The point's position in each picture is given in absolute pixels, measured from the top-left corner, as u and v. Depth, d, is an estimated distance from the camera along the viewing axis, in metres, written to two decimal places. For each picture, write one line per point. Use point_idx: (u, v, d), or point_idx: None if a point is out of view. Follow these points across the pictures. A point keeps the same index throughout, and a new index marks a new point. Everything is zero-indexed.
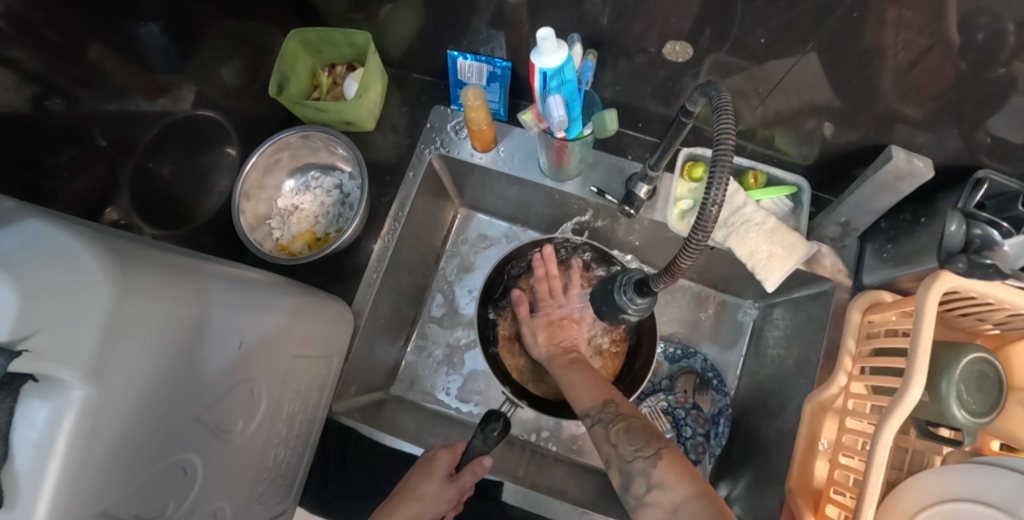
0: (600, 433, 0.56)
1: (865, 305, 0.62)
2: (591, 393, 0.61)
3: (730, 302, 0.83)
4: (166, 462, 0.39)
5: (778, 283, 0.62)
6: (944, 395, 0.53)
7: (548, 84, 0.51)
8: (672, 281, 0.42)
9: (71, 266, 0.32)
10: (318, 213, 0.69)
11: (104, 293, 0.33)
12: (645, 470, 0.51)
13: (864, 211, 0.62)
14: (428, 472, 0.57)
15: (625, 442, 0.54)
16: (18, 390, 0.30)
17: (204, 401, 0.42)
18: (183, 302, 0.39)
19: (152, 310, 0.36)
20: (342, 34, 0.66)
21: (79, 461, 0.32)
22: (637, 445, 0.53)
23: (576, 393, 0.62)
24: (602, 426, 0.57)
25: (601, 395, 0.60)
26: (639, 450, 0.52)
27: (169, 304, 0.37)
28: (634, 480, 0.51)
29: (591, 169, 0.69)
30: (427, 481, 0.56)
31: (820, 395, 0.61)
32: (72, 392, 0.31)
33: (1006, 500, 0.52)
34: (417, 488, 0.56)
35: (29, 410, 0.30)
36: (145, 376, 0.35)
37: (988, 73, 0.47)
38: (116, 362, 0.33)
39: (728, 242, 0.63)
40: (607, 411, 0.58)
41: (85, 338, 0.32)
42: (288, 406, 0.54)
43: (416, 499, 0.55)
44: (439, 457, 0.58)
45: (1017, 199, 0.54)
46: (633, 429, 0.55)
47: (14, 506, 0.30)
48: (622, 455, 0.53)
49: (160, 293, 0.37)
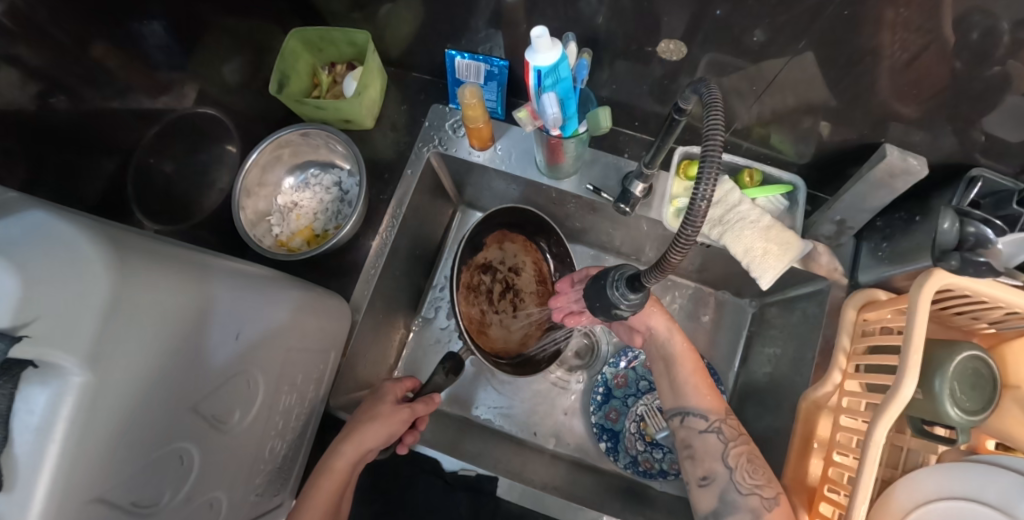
0: (716, 446, 0.60)
1: (859, 303, 0.62)
2: (709, 401, 0.62)
3: (728, 301, 0.83)
4: (164, 450, 0.40)
5: (773, 280, 0.62)
6: (938, 393, 0.53)
7: (543, 82, 0.52)
8: (663, 276, 0.43)
9: (74, 256, 0.33)
10: (317, 210, 0.69)
11: (103, 282, 0.33)
12: (757, 508, 0.55)
13: (860, 210, 0.61)
14: (377, 399, 0.61)
15: (747, 472, 0.57)
16: (19, 375, 0.31)
17: (202, 391, 0.43)
18: (181, 291, 0.39)
19: (150, 299, 0.36)
20: (342, 33, 0.66)
21: (77, 445, 0.32)
22: (758, 481, 0.57)
23: (689, 392, 0.63)
24: (725, 442, 0.59)
25: (719, 404, 0.62)
26: (760, 487, 0.56)
27: (168, 295, 0.38)
28: (736, 511, 0.56)
29: (588, 166, 0.69)
30: (378, 405, 0.60)
31: (814, 393, 0.62)
32: (71, 377, 0.31)
33: (1003, 501, 0.52)
34: (370, 411, 0.59)
35: (30, 395, 0.31)
36: (143, 364, 0.36)
37: (982, 71, 0.47)
38: (115, 350, 0.34)
39: (723, 239, 0.63)
40: (720, 425, 0.61)
41: (85, 323, 0.32)
42: (284, 399, 0.54)
43: (373, 420, 0.57)
44: (387, 388, 0.63)
45: (1012, 198, 0.55)
46: (755, 461, 0.58)
47: (13, 490, 0.31)
48: (737, 484, 0.57)
49: (159, 281, 0.37)
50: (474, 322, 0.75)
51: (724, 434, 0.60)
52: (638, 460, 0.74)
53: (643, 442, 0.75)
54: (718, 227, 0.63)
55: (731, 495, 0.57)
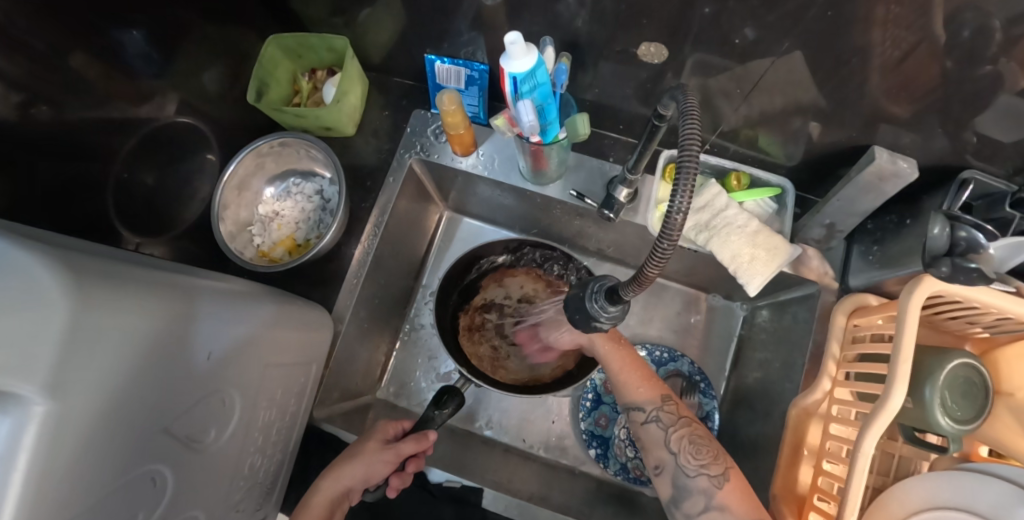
0: (659, 435, 0.59)
1: (850, 308, 0.61)
2: (646, 390, 0.62)
3: (719, 305, 0.82)
4: (135, 472, 0.39)
5: (761, 286, 0.61)
6: (928, 402, 0.52)
7: (520, 89, 0.50)
8: (642, 289, 0.42)
9: (32, 283, 0.32)
10: (299, 219, 0.68)
11: (62, 309, 0.33)
12: (706, 490, 0.55)
13: (849, 213, 0.60)
14: (368, 436, 0.59)
15: (690, 454, 0.57)
16: None
17: (175, 411, 0.42)
18: (147, 312, 0.39)
19: (114, 323, 0.36)
20: (321, 39, 0.65)
21: (42, 474, 0.32)
22: (703, 460, 0.56)
23: (625, 385, 0.63)
24: (664, 427, 0.59)
25: (657, 391, 0.62)
26: (706, 467, 0.55)
27: (132, 316, 0.37)
28: (689, 496, 0.55)
29: (572, 171, 0.68)
30: (367, 442, 0.58)
31: (804, 400, 0.61)
32: (32, 406, 0.31)
33: (993, 508, 0.51)
34: (356, 447, 0.57)
35: None
36: (108, 387, 0.35)
37: (974, 70, 0.46)
38: (77, 377, 0.33)
39: (710, 245, 0.61)
40: (659, 413, 0.60)
41: (43, 351, 0.31)
42: (263, 414, 0.54)
43: (352, 460, 0.56)
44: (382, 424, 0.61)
45: (1004, 200, 0.54)
46: (697, 439, 0.58)
47: None
48: (684, 467, 0.57)
49: (121, 304, 0.37)
50: (487, 359, 0.74)
51: (665, 420, 0.60)
52: (628, 466, 0.74)
53: (631, 449, 0.74)
54: (705, 233, 0.61)
55: (682, 479, 0.56)
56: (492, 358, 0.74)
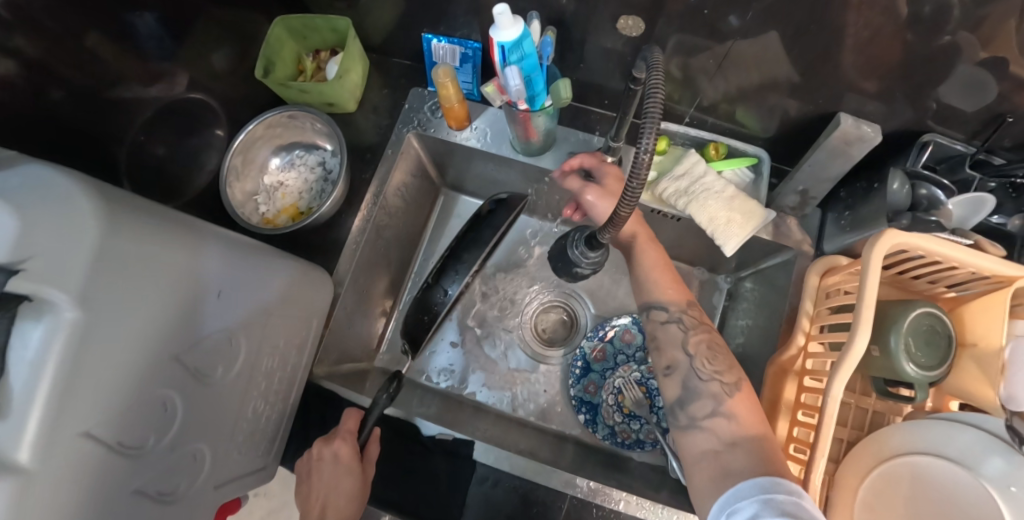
0: (677, 335, 0.60)
1: (822, 269, 0.64)
2: (670, 292, 0.63)
3: (704, 277, 0.85)
4: (150, 396, 0.42)
5: (737, 248, 0.64)
6: (892, 351, 0.54)
7: (508, 58, 0.54)
8: (616, 231, 0.45)
9: (69, 205, 0.35)
10: (302, 189, 0.73)
11: (92, 230, 0.35)
12: (717, 395, 0.56)
13: (821, 179, 0.63)
14: (336, 464, 0.59)
15: (705, 360, 0.58)
16: (16, 308, 0.33)
17: (189, 342, 0.45)
18: (165, 244, 0.42)
19: (137, 251, 0.39)
20: (324, 20, 0.69)
21: (67, 378, 0.34)
22: (717, 368, 0.57)
23: (650, 285, 0.64)
24: (683, 330, 0.60)
25: (683, 295, 0.63)
26: (720, 373, 0.57)
27: (151, 246, 0.40)
28: (696, 401, 0.56)
29: (559, 144, 0.72)
30: (345, 476, 0.58)
31: (780, 357, 0.64)
32: (63, 313, 0.34)
33: (963, 455, 0.53)
34: (341, 489, 0.57)
35: (25, 330, 0.33)
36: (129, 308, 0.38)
37: (935, 42, 0.49)
38: (104, 292, 0.36)
39: (688, 209, 0.65)
40: (681, 314, 0.61)
41: (76, 264, 0.34)
42: (266, 361, 0.57)
43: (348, 500, 0.57)
44: (343, 450, 0.59)
45: (964, 162, 0.59)
46: (716, 345, 0.59)
47: (8, 418, 0.33)
48: (697, 371, 0.58)
49: (144, 233, 0.40)
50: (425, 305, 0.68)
51: (685, 323, 0.61)
52: (616, 431, 0.76)
53: (618, 412, 0.78)
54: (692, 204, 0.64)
55: (693, 382, 0.57)
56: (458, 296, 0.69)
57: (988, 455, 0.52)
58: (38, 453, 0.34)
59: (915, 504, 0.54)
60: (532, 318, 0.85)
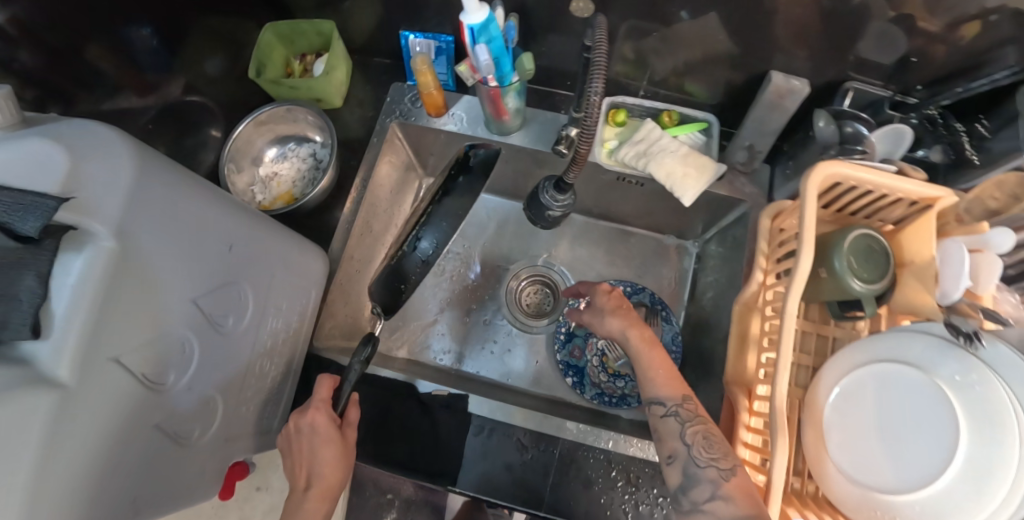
0: (674, 428, 0.58)
1: (772, 213, 0.69)
2: (667, 388, 0.61)
3: (675, 242, 0.92)
4: (169, 333, 0.46)
5: (694, 198, 0.71)
6: (838, 270, 0.60)
7: (477, 40, 0.62)
8: (579, 169, 0.53)
9: (106, 148, 0.40)
10: (295, 178, 0.78)
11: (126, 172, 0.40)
12: (714, 479, 0.53)
13: (764, 134, 0.71)
14: (318, 436, 0.59)
15: (703, 447, 0.56)
16: (63, 237, 0.38)
17: (203, 289, 0.49)
18: (184, 195, 0.46)
19: (162, 196, 0.44)
20: (311, 24, 0.76)
21: (103, 302, 0.39)
22: (714, 454, 0.55)
23: (649, 380, 0.62)
24: (679, 421, 0.58)
25: (679, 389, 0.61)
26: (716, 460, 0.54)
27: (173, 194, 0.45)
28: (696, 485, 0.54)
29: (529, 123, 0.79)
30: (328, 447, 0.58)
31: (745, 295, 0.70)
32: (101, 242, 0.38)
33: (921, 359, 0.55)
34: (327, 461, 0.58)
35: (66, 259, 0.38)
36: (153, 246, 0.43)
37: (847, 3, 0.57)
38: (134, 228, 0.41)
39: (648, 168, 0.71)
40: (677, 409, 0.59)
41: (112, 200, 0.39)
42: (271, 321, 0.61)
43: (338, 468, 0.59)
44: (321, 425, 0.59)
45: (884, 104, 0.68)
46: (710, 436, 0.56)
47: (51, 335, 0.37)
48: (695, 459, 0.55)
49: (168, 182, 0.45)
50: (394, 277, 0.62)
51: (682, 416, 0.59)
52: (603, 390, 0.81)
53: (603, 374, 0.82)
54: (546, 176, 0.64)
55: (693, 471, 0.55)
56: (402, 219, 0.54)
57: (941, 355, 0.54)
58: (76, 371, 0.38)
59: (883, 415, 0.55)
60: (516, 293, 0.90)
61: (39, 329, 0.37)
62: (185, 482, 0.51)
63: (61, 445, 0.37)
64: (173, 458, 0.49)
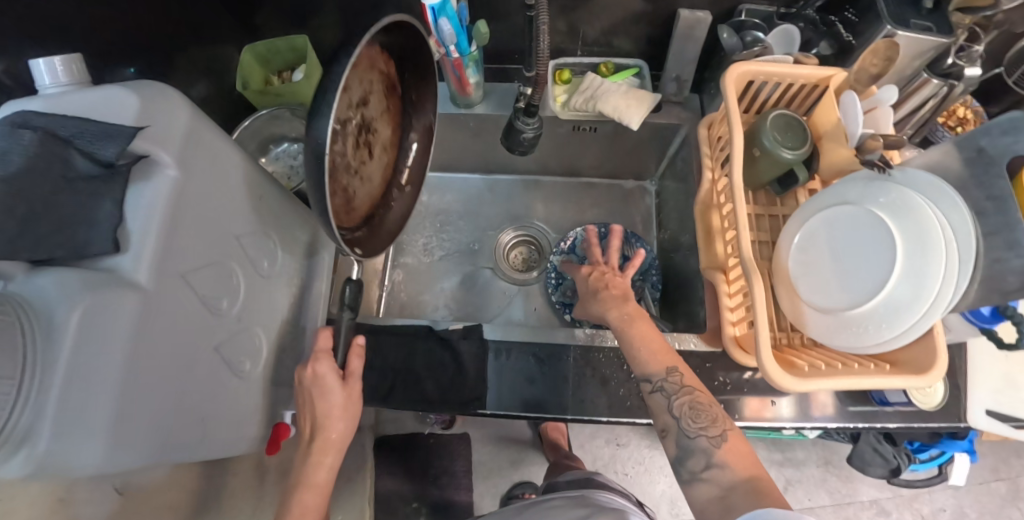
0: (661, 402, 0.61)
1: (706, 123, 0.82)
2: (661, 359, 0.63)
3: (635, 184, 1.03)
4: (218, 265, 0.52)
5: (641, 122, 0.82)
6: (769, 148, 0.71)
7: (438, 17, 0.70)
8: (540, 90, 0.63)
9: (167, 91, 0.46)
10: (290, 173, 0.87)
11: (185, 112, 0.47)
12: (706, 449, 0.57)
13: (686, 63, 0.84)
14: (323, 388, 0.63)
15: (690, 418, 0.59)
16: (134, 164, 0.43)
17: (243, 228, 0.56)
18: (228, 143, 0.53)
19: (213, 140, 0.50)
20: (284, 40, 0.86)
21: (170, 223, 0.45)
22: (702, 424, 0.58)
23: (636, 356, 0.64)
24: (666, 395, 0.61)
25: (666, 363, 0.63)
26: (704, 429, 0.58)
27: (221, 140, 0.52)
28: (691, 456, 0.57)
29: (489, 94, 0.89)
30: (330, 396, 0.63)
31: (701, 195, 0.80)
32: (166, 172, 0.45)
33: (859, 197, 0.66)
34: (326, 408, 0.63)
35: (136, 187, 0.43)
36: (206, 183, 0.49)
37: None
38: (193, 163, 0.47)
39: (597, 108, 0.83)
40: (664, 383, 0.62)
41: (177, 136, 0.46)
42: (289, 271, 0.67)
43: (337, 417, 0.64)
44: (325, 377, 0.64)
45: (773, 16, 0.82)
46: (697, 405, 0.59)
47: (131, 249, 0.42)
48: (685, 430, 0.59)
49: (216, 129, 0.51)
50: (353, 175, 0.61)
51: (667, 389, 0.61)
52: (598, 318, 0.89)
53: None
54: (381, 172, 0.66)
55: (683, 441, 0.58)
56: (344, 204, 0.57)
57: (873, 188, 0.65)
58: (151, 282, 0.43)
59: (834, 251, 0.66)
60: (504, 253, 0.98)
61: (119, 244, 0.42)
62: (242, 410, 0.57)
63: (145, 344, 0.42)
64: (225, 383, 0.53)
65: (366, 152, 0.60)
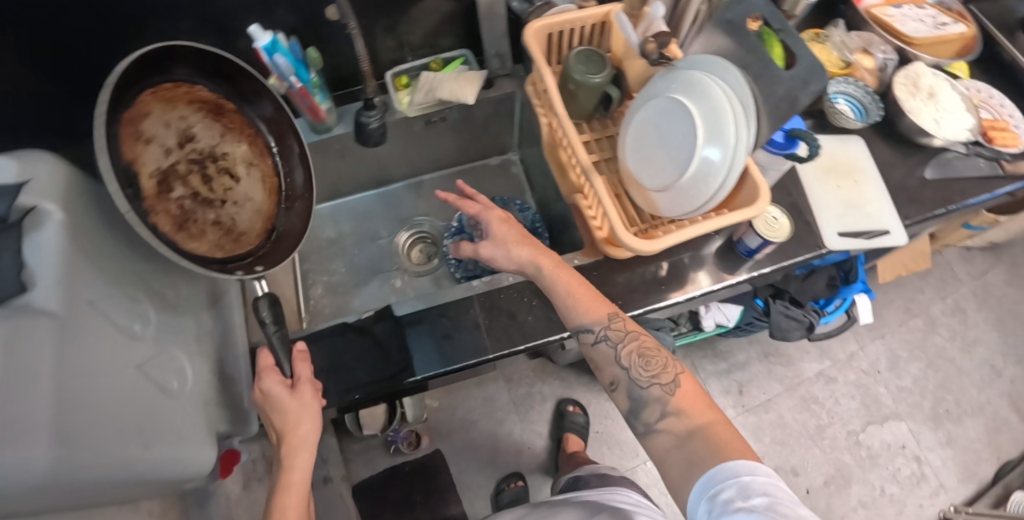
0: (609, 352, 0.68)
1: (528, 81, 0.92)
2: (596, 314, 0.69)
3: (502, 158, 1.14)
4: (120, 299, 0.55)
5: (475, 95, 0.93)
6: (580, 79, 0.81)
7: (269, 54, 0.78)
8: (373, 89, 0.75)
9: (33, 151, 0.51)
10: None
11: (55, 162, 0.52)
12: (660, 397, 0.64)
13: (501, 41, 0.94)
14: (279, 405, 0.64)
15: (642, 367, 0.66)
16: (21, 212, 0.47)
17: (136, 266, 0.61)
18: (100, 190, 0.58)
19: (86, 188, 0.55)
20: None
21: (67, 259, 0.49)
22: (654, 371, 0.66)
23: (576, 309, 0.70)
24: (612, 344, 0.68)
25: (602, 313, 0.69)
26: (657, 378, 0.65)
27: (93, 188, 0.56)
28: (648, 405, 0.64)
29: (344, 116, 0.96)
30: (287, 402, 0.65)
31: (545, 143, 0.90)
32: (53, 214, 0.49)
33: (657, 89, 0.78)
34: (291, 420, 0.64)
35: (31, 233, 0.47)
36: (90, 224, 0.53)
37: None
38: (74, 206, 0.52)
39: (436, 96, 0.92)
40: (607, 332, 0.68)
41: (53, 182, 0.50)
42: (195, 302, 0.70)
43: (307, 420, 0.66)
44: (277, 392, 0.65)
45: None
46: (645, 353, 0.67)
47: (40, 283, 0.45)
48: (637, 380, 0.66)
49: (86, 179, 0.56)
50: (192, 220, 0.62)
51: (612, 338, 0.68)
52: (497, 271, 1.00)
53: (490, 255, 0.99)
54: (247, 205, 0.70)
55: (637, 391, 0.65)
56: (223, 228, 0.66)
57: (663, 79, 0.78)
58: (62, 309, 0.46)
59: (655, 137, 0.77)
60: (403, 251, 1.08)
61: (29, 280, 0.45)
62: (185, 431, 0.57)
63: (71, 362, 0.45)
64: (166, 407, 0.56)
65: (226, 177, 0.67)
